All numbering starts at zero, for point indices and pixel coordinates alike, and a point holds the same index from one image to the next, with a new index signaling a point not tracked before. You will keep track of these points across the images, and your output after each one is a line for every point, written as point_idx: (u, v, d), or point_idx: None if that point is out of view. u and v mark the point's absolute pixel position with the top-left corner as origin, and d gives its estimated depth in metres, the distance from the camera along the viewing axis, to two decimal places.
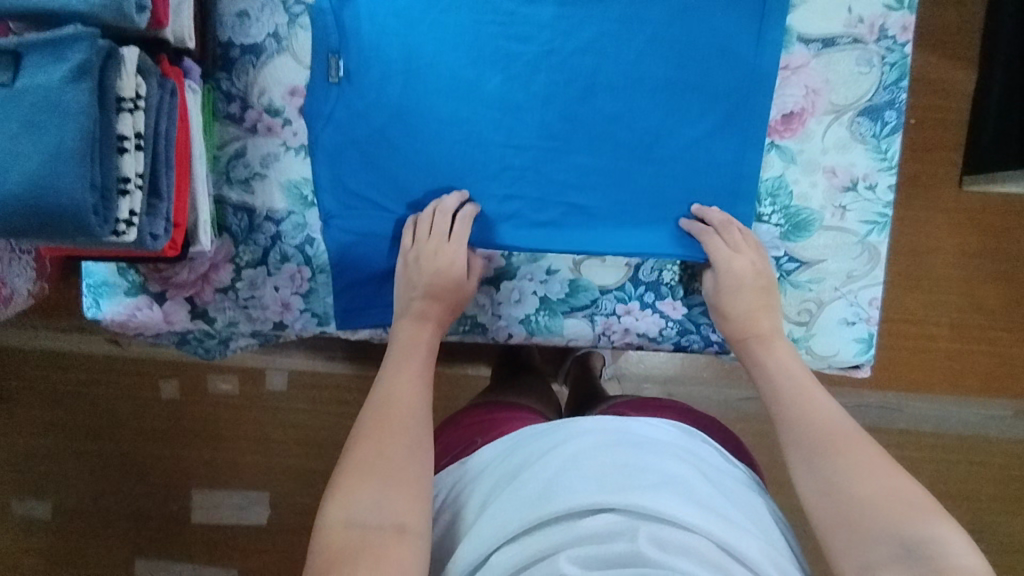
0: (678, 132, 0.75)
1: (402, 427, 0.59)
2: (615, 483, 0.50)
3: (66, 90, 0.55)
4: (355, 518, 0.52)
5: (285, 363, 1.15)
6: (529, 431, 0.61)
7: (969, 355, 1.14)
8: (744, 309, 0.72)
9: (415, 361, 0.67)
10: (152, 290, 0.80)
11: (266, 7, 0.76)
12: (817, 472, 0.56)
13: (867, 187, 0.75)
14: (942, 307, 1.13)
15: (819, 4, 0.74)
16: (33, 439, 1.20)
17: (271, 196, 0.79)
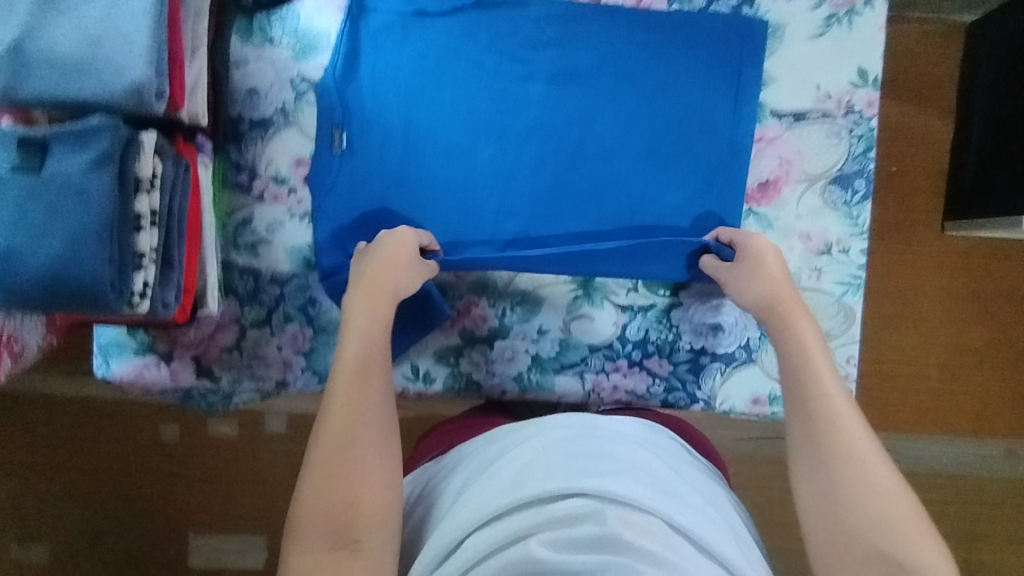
0: (663, 198, 0.80)
1: (369, 415, 0.62)
2: (581, 470, 0.53)
3: (90, 178, 0.60)
4: (323, 508, 0.55)
5: (287, 409, 1.18)
6: (504, 430, 0.66)
7: (953, 395, 1.13)
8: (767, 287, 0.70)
9: (379, 341, 0.67)
10: (160, 349, 0.83)
11: (275, 84, 0.81)
12: (821, 478, 0.56)
13: (841, 251, 0.79)
14: (924, 352, 1.12)
15: (789, 82, 0.79)
16: (32, 485, 1.20)
17: (275, 260, 0.83)
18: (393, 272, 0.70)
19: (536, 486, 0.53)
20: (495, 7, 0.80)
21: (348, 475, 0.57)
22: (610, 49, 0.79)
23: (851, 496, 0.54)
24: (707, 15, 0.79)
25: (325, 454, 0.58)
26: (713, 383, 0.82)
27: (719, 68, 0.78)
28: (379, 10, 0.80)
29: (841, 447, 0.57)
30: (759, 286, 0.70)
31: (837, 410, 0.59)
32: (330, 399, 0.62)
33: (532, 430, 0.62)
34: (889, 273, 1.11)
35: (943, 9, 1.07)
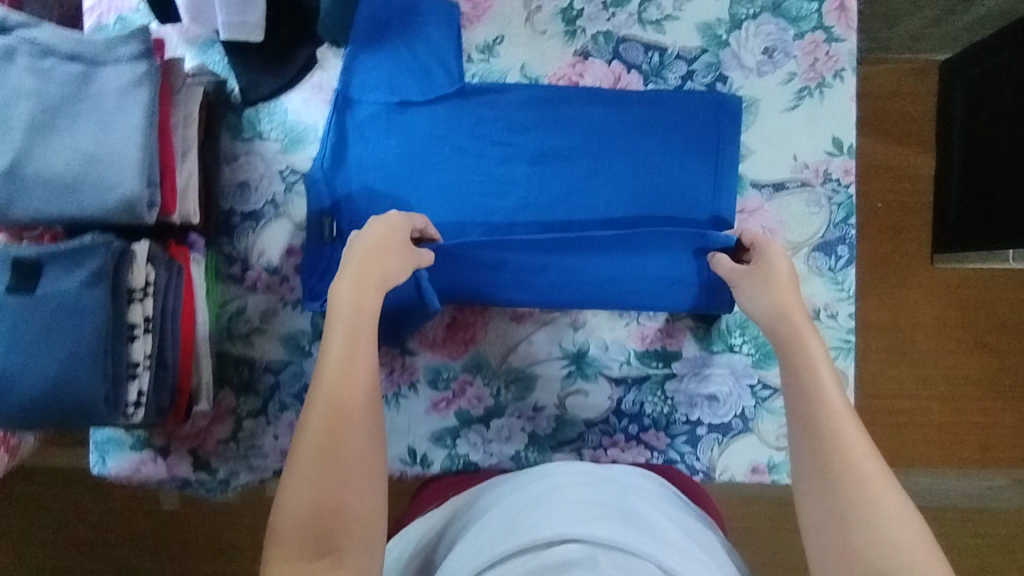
0: (653, 270, 0.77)
1: (354, 422, 0.55)
2: (579, 521, 0.52)
3: (84, 296, 0.61)
4: (307, 506, 0.51)
5: None
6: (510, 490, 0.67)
7: (957, 427, 1.02)
8: (769, 302, 0.66)
9: (367, 332, 0.60)
10: (156, 444, 0.84)
11: (265, 177, 0.83)
12: (829, 502, 0.51)
13: (829, 316, 0.80)
14: (928, 381, 1.01)
15: (767, 154, 0.81)
16: None
17: (269, 350, 0.83)
18: (385, 261, 0.65)
19: (524, 536, 0.51)
20: (477, 93, 0.81)
21: (331, 479, 0.52)
22: (591, 129, 0.80)
23: (864, 528, 0.48)
24: (684, 92, 0.80)
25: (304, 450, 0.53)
26: (711, 454, 0.82)
27: (698, 142, 0.79)
28: (363, 101, 0.81)
29: (853, 472, 0.51)
30: (765, 297, 0.66)
31: (846, 433, 0.53)
32: (314, 402, 0.55)
33: (533, 493, 0.64)
34: (881, 303, 1.01)
35: (913, 48, 1.01)
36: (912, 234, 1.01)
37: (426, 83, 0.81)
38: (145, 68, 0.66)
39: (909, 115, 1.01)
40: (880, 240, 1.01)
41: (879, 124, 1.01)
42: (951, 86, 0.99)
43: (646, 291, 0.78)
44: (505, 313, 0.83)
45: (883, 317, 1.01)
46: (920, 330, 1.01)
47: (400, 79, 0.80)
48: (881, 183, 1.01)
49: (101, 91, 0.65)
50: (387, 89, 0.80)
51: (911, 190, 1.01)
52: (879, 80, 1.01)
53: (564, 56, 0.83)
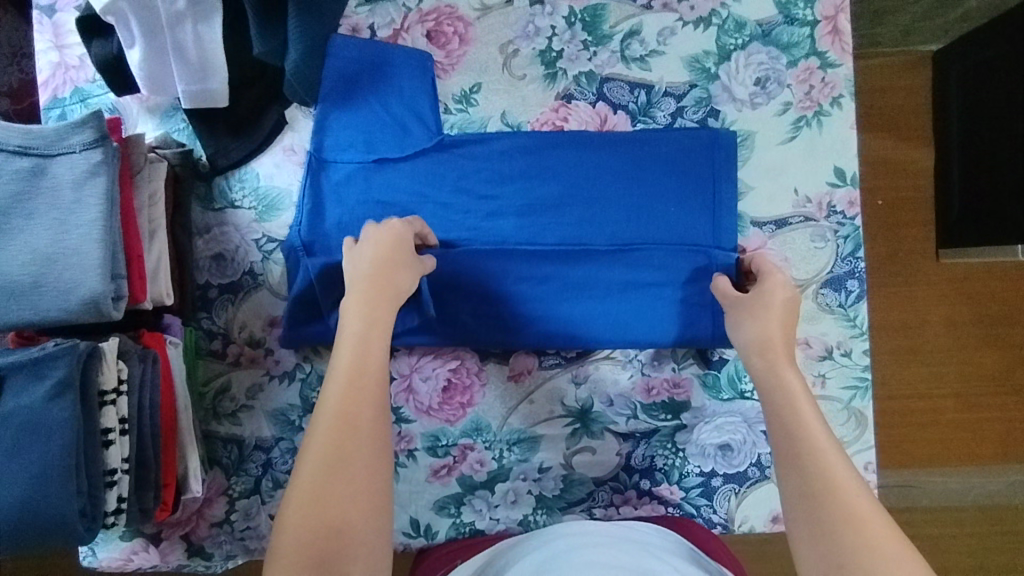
0: (649, 320, 0.75)
1: (361, 434, 0.53)
2: None
3: (50, 408, 0.57)
4: (315, 520, 0.48)
5: None
6: (530, 557, 0.62)
7: (982, 424, 0.93)
8: (754, 328, 0.64)
9: (379, 342, 0.59)
10: (146, 531, 0.79)
11: (241, 247, 0.79)
12: (820, 543, 0.46)
13: (842, 354, 0.76)
14: (945, 379, 0.93)
15: (766, 190, 0.77)
16: None
17: (258, 426, 0.79)
18: (388, 271, 0.64)
19: None
20: (458, 145, 0.77)
21: (334, 491, 0.50)
22: (579, 176, 0.76)
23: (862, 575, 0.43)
24: (673, 132, 0.76)
25: (307, 462, 0.51)
26: (729, 505, 0.78)
27: (692, 184, 0.75)
28: (338, 161, 0.77)
29: (845, 515, 0.47)
30: (751, 324, 0.64)
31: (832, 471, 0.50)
32: (320, 412, 0.54)
33: (543, 559, 0.61)
34: (890, 302, 0.93)
35: (902, 38, 0.93)
36: (914, 228, 0.93)
37: (402, 137, 0.77)
38: (100, 156, 0.62)
39: (907, 112, 0.93)
40: (880, 240, 0.93)
41: (876, 123, 0.93)
42: (946, 76, 0.91)
43: (643, 331, 0.75)
44: (502, 372, 0.79)
45: (888, 320, 0.93)
46: (931, 332, 0.93)
47: (375, 136, 0.77)
48: (880, 180, 0.93)
49: (56, 184, 0.61)
50: (363, 148, 0.77)
51: (908, 184, 0.93)
52: (868, 77, 0.94)
53: (546, 101, 0.80)
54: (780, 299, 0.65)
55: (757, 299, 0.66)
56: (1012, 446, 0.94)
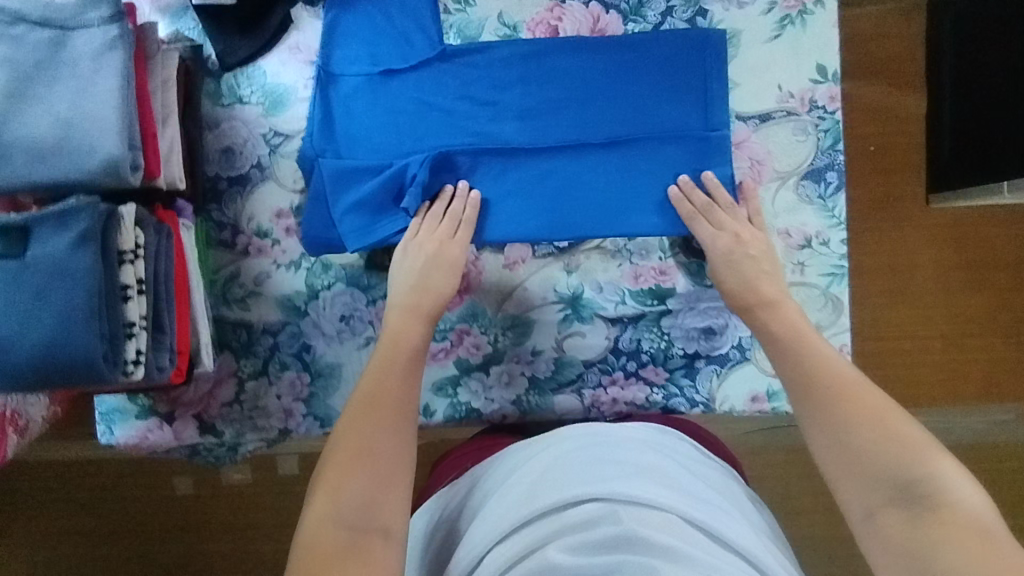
0: (644, 213, 0.78)
1: (393, 420, 0.66)
2: (592, 479, 0.59)
3: (74, 255, 0.61)
4: (353, 449, 0.62)
5: (294, 451, 1.32)
6: (520, 445, 0.72)
7: (985, 344, 1.24)
8: (745, 276, 0.75)
9: (403, 358, 0.72)
10: (161, 411, 0.84)
11: (249, 141, 0.83)
12: (827, 428, 0.61)
13: (821, 244, 0.80)
14: (929, 321, 1.22)
15: (750, 85, 0.80)
16: (72, 543, 1.38)
17: (266, 311, 0.84)
18: (440, 282, 0.77)
19: (543, 500, 0.58)
20: (459, 55, 0.80)
21: (377, 454, 0.63)
22: (574, 82, 0.80)
23: (870, 446, 0.58)
24: (665, 35, 0.79)
25: (348, 430, 0.65)
26: (711, 385, 0.82)
27: (682, 82, 0.78)
28: (346, 74, 0.81)
29: (856, 411, 0.61)
30: (732, 275, 0.76)
31: (836, 374, 0.65)
32: (358, 394, 0.69)
33: (554, 454, 0.66)
34: (881, 251, 1.22)
35: (878, 22, 1.19)
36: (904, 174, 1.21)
37: (405, 49, 0.80)
38: (116, 30, 0.66)
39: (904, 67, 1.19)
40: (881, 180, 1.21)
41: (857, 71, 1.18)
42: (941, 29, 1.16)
43: (644, 215, 0.78)
44: (498, 259, 0.83)
45: (885, 265, 1.22)
46: (917, 277, 1.22)
47: (380, 50, 0.80)
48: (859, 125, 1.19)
49: (75, 55, 0.65)
50: (369, 60, 0.80)
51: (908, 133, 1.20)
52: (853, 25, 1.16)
53: (541, 1, 0.83)
54: (756, 247, 0.76)
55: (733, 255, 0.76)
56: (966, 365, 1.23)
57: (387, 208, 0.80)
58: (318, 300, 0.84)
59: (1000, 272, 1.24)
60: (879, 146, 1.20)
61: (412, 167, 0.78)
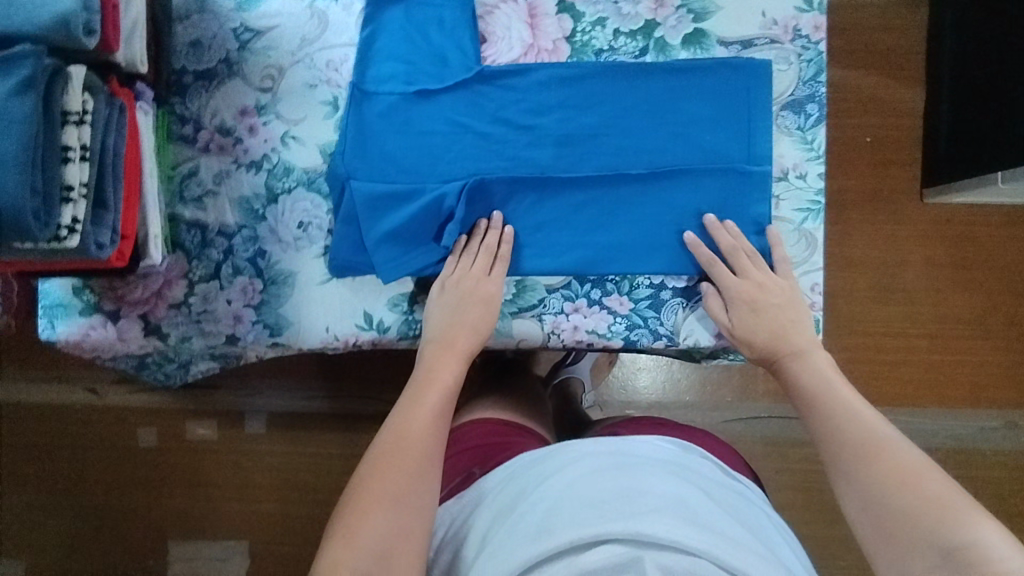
0: (685, 248, 0.78)
1: (419, 460, 0.64)
2: (613, 514, 0.54)
3: (10, 101, 0.58)
4: (376, 490, 0.61)
5: (262, 408, 1.30)
6: (526, 459, 0.68)
7: (972, 346, 1.22)
8: (770, 327, 0.75)
9: (434, 395, 0.70)
10: (106, 308, 0.81)
11: (218, 36, 0.81)
12: (858, 484, 0.59)
13: (797, 176, 0.78)
14: (917, 322, 1.22)
15: (734, 9, 0.78)
16: (24, 485, 1.34)
17: (223, 213, 0.81)
18: (474, 322, 0.77)
19: (559, 536, 0.53)
20: (498, 77, 0.79)
21: (398, 495, 0.61)
22: (613, 107, 0.79)
23: (896, 503, 0.55)
24: (707, 62, 0.77)
25: (373, 469, 0.63)
26: (675, 318, 0.80)
27: (725, 113, 0.77)
28: (380, 93, 0.79)
29: (888, 466, 0.58)
30: (758, 324, 0.75)
31: (862, 425, 0.63)
32: (387, 430, 0.67)
33: (571, 480, 0.60)
34: (870, 242, 1.22)
35: (880, 13, 1.21)
36: (899, 168, 1.22)
37: (445, 71, 0.79)
38: None
39: (901, 58, 1.21)
40: (873, 175, 1.22)
41: (853, 60, 1.21)
42: (941, 17, 1.16)
43: (679, 250, 0.78)
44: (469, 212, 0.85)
45: (873, 258, 1.22)
46: (906, 273, 1.22)
47: (416, 68, 0.79)
48: (857, 115, 1.21)
49: None
50: (404, 79, 0.79)
51: (901, 124, 1.21)
52: (845, 15, 1.21)
53: None
54: (779, 294, 0.76)
55: (762, 304, 0.75)
56: (951, 367, 1.22)
57: (422, 237, 0.79)
58: (277, 204, 0.81)
59: (992, 275, 1.22)
60: (874, 138, 1.21)
61: (449, 198, 0.78)
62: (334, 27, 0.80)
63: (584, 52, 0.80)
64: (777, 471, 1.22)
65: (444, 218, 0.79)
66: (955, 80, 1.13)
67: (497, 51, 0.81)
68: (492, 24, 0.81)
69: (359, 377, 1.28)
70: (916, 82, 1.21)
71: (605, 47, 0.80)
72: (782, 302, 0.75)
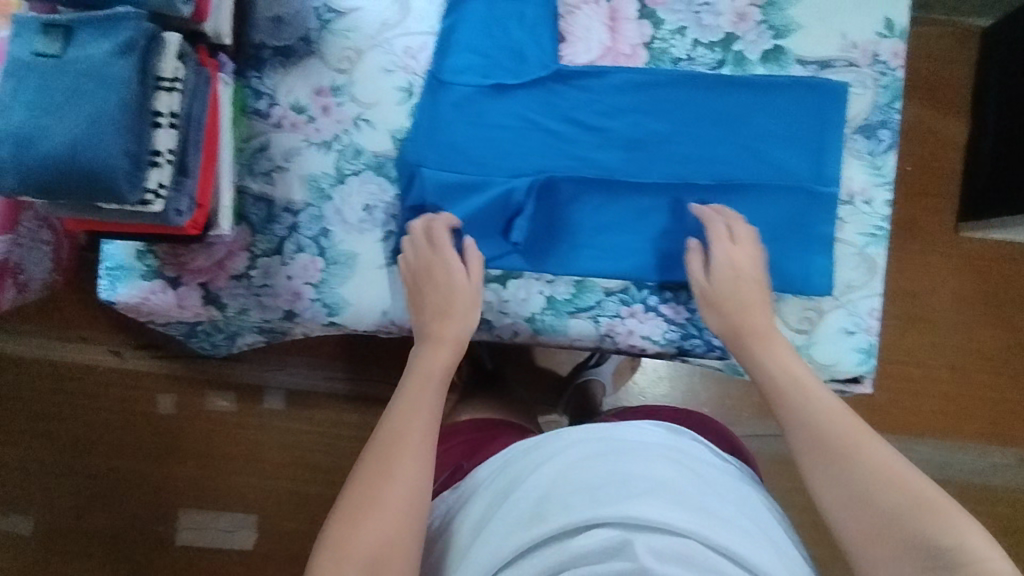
0: None
1: (413, 452, 0.59)
2: (605, 497, 0.52)
3: (113, 63, 0.59)
4: (360, 497, 0.55)
5: (284, 383, 1.30)
6: (524, 445, 0.64)
7: (994, 381, 1.22)
8: (741, 303, 0.72)
9: (428, 392, 0.65)
10: (167, 275, 0.82)
11: (300, 13, 0.81)
12: (833, 479, 0.54)
13: (863, 201, 0.79)
14: (941, 353, 1.22)
15: (814, 29, 0.79)
16: (38, 440, 1.33)
17: (290, 189, 0.82)
18: (448, 303, 0.73)
19: (552, 521, 0.52)
20: (573, 77, 0.80)
21: (383, 498, 0.55)
22: (686, 116, 0.79)
23: (875, 501, 0.51)
24: (783, 80, 0.78)
25: (363, 474, 0.57)
26: None
27: (797, 131, 0.77)
28: (456, 83, 0.79)
29: (865, 462, 0.54)
30: (735, 313, 0.72)
31: (833, 417, 0.58)
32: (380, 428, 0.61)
33: (562, 461, 0.58)
34: (902, 270, 1.22)
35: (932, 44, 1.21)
36: (937, 198, 1.22)
37: (521, 66, 0.80)
38: None
39: (949, 90, 1.21)
40: (912, 204, 1.22)
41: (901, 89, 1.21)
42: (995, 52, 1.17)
43: None
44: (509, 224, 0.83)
45: (902, 286, 1.22)
46: (935, 303, 1.21)
47: (493, 61, 0.80)
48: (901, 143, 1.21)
49: None
50: (480, 72, 0.79)
51: (944, 156, 1.21)
52: None
53: None
54: (748, 258, 0.73)
55: (725, 287, 0.73)
56: (971, 400, 1.22)
57: (489, 230, 0.80)
58: (344, 185, 0.82)
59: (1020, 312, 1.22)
60: (916, 167, 1.21)
61: (518, 193, 0.78)
62: (415, 15, 0.81)
63: (661, 59, 0.80)
64: (791, 490, 1.22)
65: (511, 212, 0.79)
66: (1001, 116, 1.14)
67: (575, 52, 0.81)
68: (572, 24, 0.81)
69: (382, 363, 1.29)
70: (962, 114, 1.21)
71: (683, 57, 0.80)
72: (754, 279, 0.73)
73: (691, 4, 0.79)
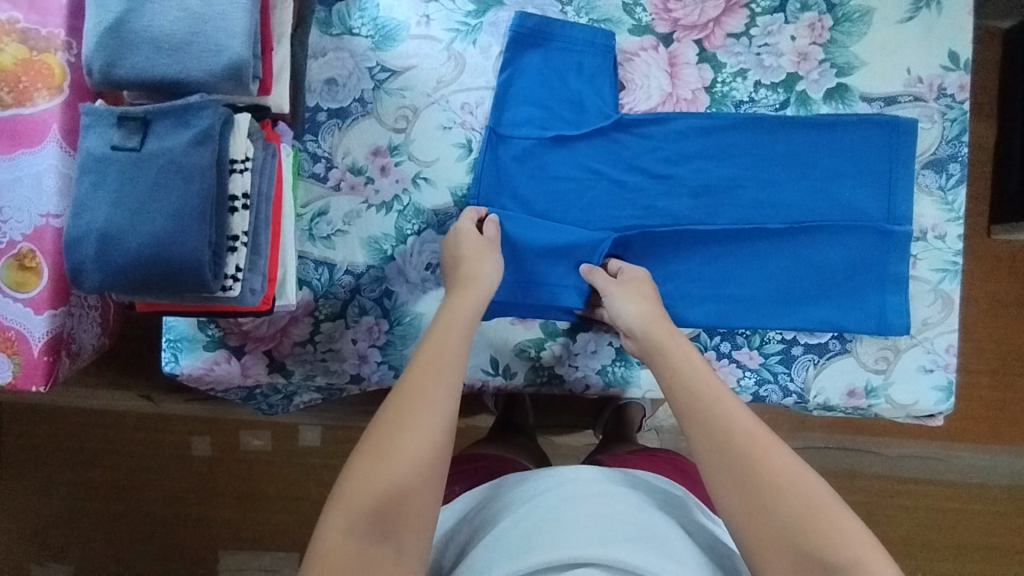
0: (822, 306, 0.77)
1: (434, 399, 0.58)
2: (594, 538, 0.51)
3: (191, 154, 0.59)
4: (378, 441, 0.55)
5: (318, 421, 1.25)
6: (513, 478, 0.65)
7: None
8: (635, 311, 0.69)
9: (454, 332, 0.65)
10: (231, 344, 0.80)
11: (354, 74, 0.80)
12: (738, 489, 0.54)
13: (936, 237, 0.78)
14: (980, 358, 1.17)
15: (878, 65, 0.78)
16: (71, 492, 1.28)
17: (352, 252, 0.80)
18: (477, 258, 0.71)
19: (533, 557, 0.50)
20: (635, 125, 0.78)
21: (401, 444, 0.54)
22: (750, 160, 0.78)
23: (791, 515, 0.51)
24: (849, 118, 0.77)
25: (389, 415, 0.57)
26: (806, 374, 0.79)
27: (866, 170, 0.76)
28: (515, 137, 0.78)
29: (781, 473, 0.53)
30: (633, 304, 0.70)
31: (736, 418, 0.57)
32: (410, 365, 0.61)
33: (553, 502, 0.57)
34: None
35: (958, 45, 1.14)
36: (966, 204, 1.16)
37: (581, 116, 0.79)
38: None
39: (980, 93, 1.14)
40: None
41: None
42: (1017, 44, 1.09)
43: (816, 307, 0.77)
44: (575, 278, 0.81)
45: None
46: (971, 309, 1.16)
47: (553, 113, 0.79)
48: None
49: None
50: (540, 124, 0.78)
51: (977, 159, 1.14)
52: None
53: None
54: (636, 281, 0.73)
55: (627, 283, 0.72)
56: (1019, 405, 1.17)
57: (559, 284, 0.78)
58: (406, 245, 0.80)
59: None
60: None
61: (585, 246, 0.77)
62: (471, 70, 0.80)
63: (723, 103, 0.79)
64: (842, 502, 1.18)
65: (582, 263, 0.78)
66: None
67: (635, 99, 0.80)
68: (632, 72, 0.80)
69: None
70: (991, 115, 1.14)
71: (746, 99, 0.79)
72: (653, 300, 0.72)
73: (751, 46, 0.78)
